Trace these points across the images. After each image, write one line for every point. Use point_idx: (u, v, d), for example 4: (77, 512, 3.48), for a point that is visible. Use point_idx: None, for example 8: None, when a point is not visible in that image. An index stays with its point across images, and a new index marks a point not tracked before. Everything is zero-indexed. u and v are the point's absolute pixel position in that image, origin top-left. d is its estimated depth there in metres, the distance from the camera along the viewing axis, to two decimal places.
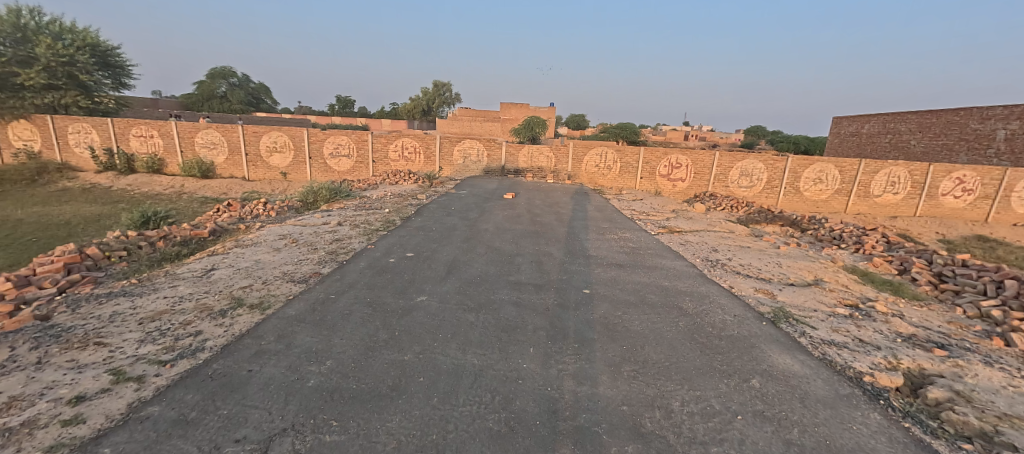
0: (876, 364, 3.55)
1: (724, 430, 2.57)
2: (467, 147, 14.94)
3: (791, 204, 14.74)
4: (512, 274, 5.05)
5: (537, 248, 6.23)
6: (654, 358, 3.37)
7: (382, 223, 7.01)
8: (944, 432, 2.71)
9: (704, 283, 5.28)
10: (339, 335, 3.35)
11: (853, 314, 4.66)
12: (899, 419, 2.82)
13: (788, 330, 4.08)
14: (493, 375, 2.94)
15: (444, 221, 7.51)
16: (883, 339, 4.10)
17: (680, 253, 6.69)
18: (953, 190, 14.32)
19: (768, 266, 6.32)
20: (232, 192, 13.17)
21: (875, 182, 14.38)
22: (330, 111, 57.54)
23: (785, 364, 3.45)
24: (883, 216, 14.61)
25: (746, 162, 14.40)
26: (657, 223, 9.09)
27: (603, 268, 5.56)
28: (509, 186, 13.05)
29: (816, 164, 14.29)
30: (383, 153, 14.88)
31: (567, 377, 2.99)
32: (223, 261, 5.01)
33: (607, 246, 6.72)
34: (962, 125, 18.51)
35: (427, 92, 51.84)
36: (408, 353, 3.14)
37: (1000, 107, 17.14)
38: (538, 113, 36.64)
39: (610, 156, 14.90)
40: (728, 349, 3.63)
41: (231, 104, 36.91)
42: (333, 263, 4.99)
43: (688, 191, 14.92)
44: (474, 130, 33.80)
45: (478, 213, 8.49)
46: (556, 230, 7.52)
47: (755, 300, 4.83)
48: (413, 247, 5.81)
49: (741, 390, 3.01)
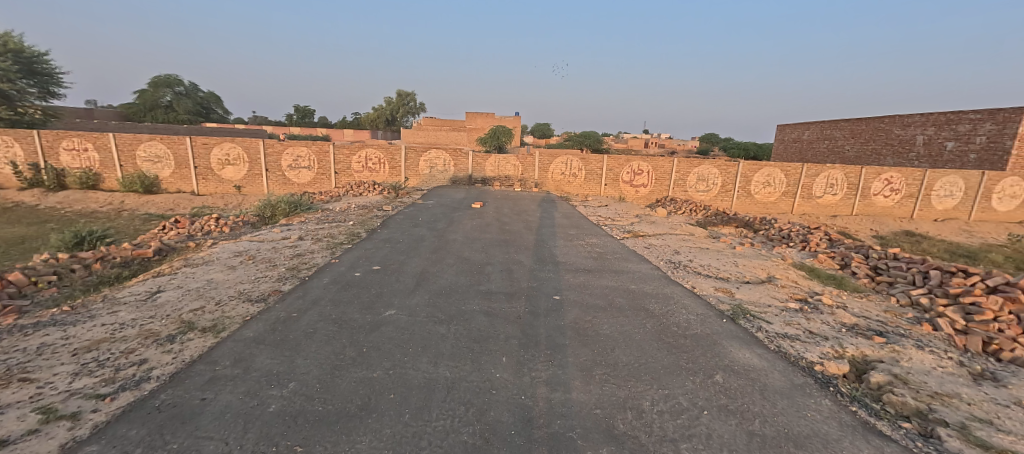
0: (825, 353, 3.80)
1: (693, 426, 2.66)
2: (434, 158, 14.83)
3: (744, 206, 15.68)
4: (483, 284, 5.00)
5: (507, 257, 6.23)
6: (624, 360, 3.44)
7: (346, 236, 6.76)
8: (886, 413, 2.94)
9: (668, 285, 5.46)
10: (303, 355, 3.18)
11: (803, 308, 4.99)
12: (847, 403, 3.03)
13: (747, 326, 4.29)
14: (467, 387, 2.89)
15: (412, 232, 7.37)
16: (829, 329, 4.41)
17: (644, 256, 6.92)
18: (882, 190, 15.74)
19: (726, 266, 6.63)
20: (180, 208, 12.28)
21: (816, 184, 15.57)
22: (290, 122, 55.68)
23: (745, 358, 3.62)
24: (825, 215, 15.82)
25: (702, 168, 15.23)
26: (622, 228, 9.36)
27: (572, 274, 5.65)
28: (477, 195, 13.03)
29: (764, 168, 15.30)
30: (347, 163, 14.42)
31: (542, 385, 2.98)
32: (172, 282, 4.64)
33: (576, 252, 6.85)
34: (888, 131, 20.50)
35: (391, 101, 51.31)
36: (377, 370, 3.02)
37: (917, 115, 19.17)
38: (503, 122, 37.03)
39: (575, 164, 15.22)
40: (694, 348, 3.76)
41: (177, 114, 34.75)
42: (294, 280, 4.75)
43: (650, 196, 15.50)
44: (439, 140, 33.47)
45: (446, 223, 8.40)
46: (526, 237, 7.60)
47: (715, 298, 5.06)
48: (379, 260, 5.64)
49: (706, 386, 3.13)
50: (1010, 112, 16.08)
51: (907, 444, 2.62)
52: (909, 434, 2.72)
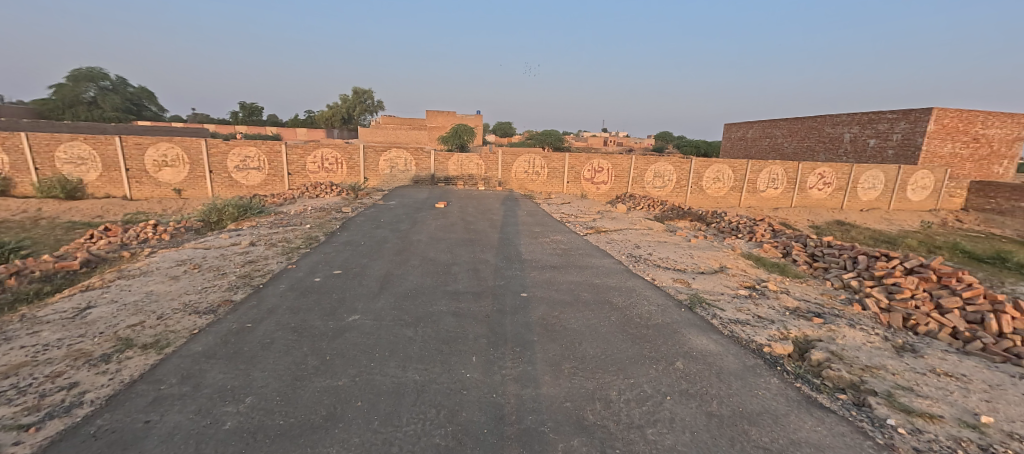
0: (772, 335, 4.09)
1: (658, 411, 2.77)
2: (394, 157, 14.46)
3: (697, 201, 16.52)
4: (450, 284, 4.94)
5: (473, 256, 6.19)
6: (591, 353, 3.53)
7: (302, 240, 6.44)
8: (826, 387, 3.22)
9: (630, 278, 5.66)
10: (260, 367, 2.99)
11: (752, 294, 5.33)
12: (793, 380, 3.28)
13: (703, 314, 4.53)
14: (437, 389, 2.84)
15: (373, 234, 7.15)
16: (775, 313, 4.74)
17: (607, 251, 7.12)
18: (817, 184, 17.11)
19: (683, 258, 6.96)
20: (110, 214, 11.19)
21: (760, 179, 16.67)
22: (234, 120, 52.20)
23: (703, 344, 3.82)
24: (768, 208, 16.98)
25: (658, 165, 15.87)
26: (585, 224, 9.57)
27: (538, 270, 5.71)
28: (440, 194, 12.84)
29: (714, 165, 16.20)
30: (300, 164, 13.75)
31: (512, 382, 3.00)
32: (104, 296, 4.22)
33: (541, 249, 6.93)
34: (820, 130, 22.31)
35: (346, 99, 49.36)
36: (342, 378, 2.91)
37: (844, 115, 20.99)
38: (464, 120, 36.76)
39: (538, 163, 15.36)
40: (656, 337, 3.92)
41: (103, 111, 31.61)
42: (247, 288, 4.47)
43: (610, 193, 15.95)
44: (399, 138, 32.64)
45: (409, 223, 8.22)
46: (491, 236, 7.59)
47: (674, 289, 5.30)
48: (340, 263, 5.42)
49: (669, 373, 3.27)
50: (920, 112, 17.98)
51: (844, 414, 2.88)
52: (846, 405, 2.99)
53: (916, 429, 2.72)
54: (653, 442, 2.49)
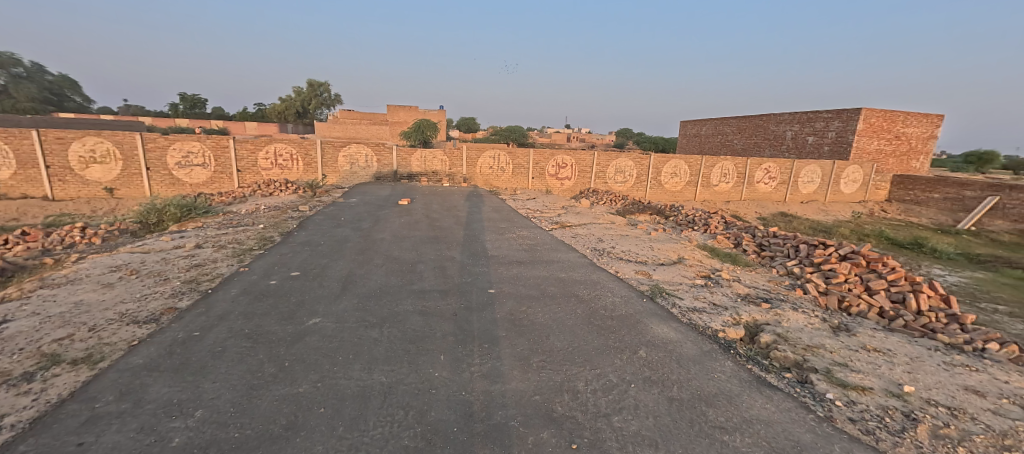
0: (725, 321, 4.33)
1: (623, 399, 2.86)
2: (354, 153, 13.97)
3: (656, 196, 17.16)
4: (415, 283, 4.84)
5: (438, 253, 6.10)
6: (558, 346, 3.57)
7: (256, 241, 6.08)
8: (773, 367, 3.45)
9: (594, 271, 5.78)
10: (211, 378, 2.80)
11: (707, 283, 5.62)
12: (745, 362, 3.49)
13: (663, 303, 4.72)
14: (405, 390, 2.78)
15: (334, 233, 6.88)
16: (728, 300, 5.02)
17: (572, 245, 7.25)
18: (764, 178, 18.24)
19: (644, 250, 7.21)
20: (28, 217, 10.05)
21: (713, 174, 17.55)
22: (174, 112, 48.34)
23: (664, 332, 3.97)
24: (721, 201, 17.92)
25: (619, 161, 16.31)
26: (550, 219, 9.67)
27: (505, 266, 5.72)
28: (403, 191, 12.55)
29: (671, 160, 16.88)
30: (251, 160, 12.97)
31: (480, 378, 2.98)
32: (24, 308, 3.78)
33: (507, 244, 6.94)
34: (765, 128, 23.76)
35: (300, 92, 46.98)
36: (303, 384, 2.78)
37: (786, 114, 22.47)
38: (426, 116, 36.02)
39: (503, 158, 15.34)
40: (620, 327, 4.04)
41: (17, 101, 28.19)
42: (194, 294, 4.17)
43: (574, 188, 16.24)
44: (359, 134, 31.55)
45: (371, 221, 7.97)
46: (456, 233, 7.51)
47: (636, 280, 5.48)
48: (298, 264, 5.17)
49: (633, 362, 3.38)
50: (851, 111, 19.56)
51: (790, 391, 3.09)
52: (791, 382, 3.22)
53: (850, 401, 2.97)
54: (619, 429, 2.56)
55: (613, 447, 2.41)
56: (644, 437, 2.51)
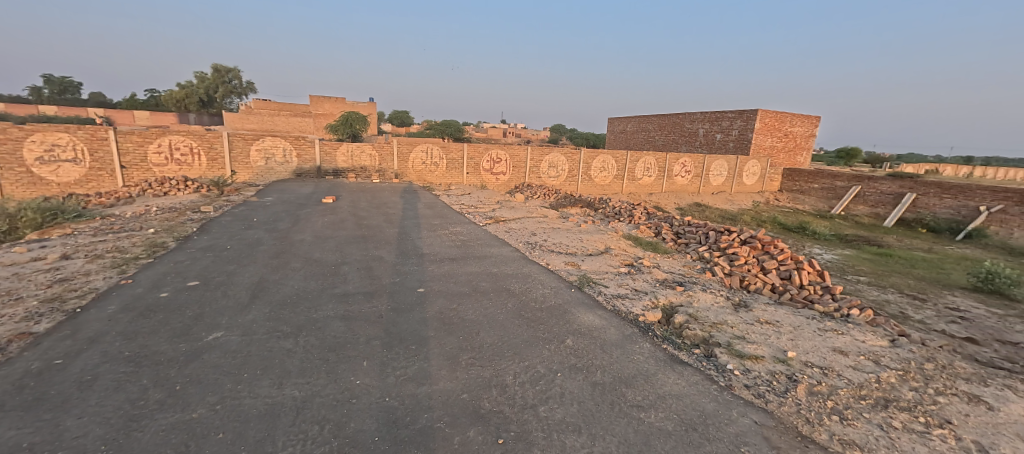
0: (645, 305, 4.65)
1: (549, 389, 2.93)
2: (269, 146, 12.82)
3: (587, 189, 17.93)
4: (338, 286, 4.57)
5: (365, 254, 5.81)
6: (488, 341, 3.58)
7: (143, 248, 5.33)
8: (684, 344, 3.77)
9: (526, 264, 5.88)
10: (76, 413, 2.40)
11: (631, 271, 5.98)
12: (660, 342, 3.77)
13: (590, 292, 4.94)
14: (322, 403, 2.61)
15: (243, 235, 6.26)
16: (648, 285, 5.39)
17: (506, 239, 7.31)
18: (681, 172, 19.82)
19: (574, 242, 7.49)
20: None
21: (637, 169, 18.72)
22: (38, 98, 40.80)
23: (590, 320, 4.16)
24: (645, 193, 19.18)
25: (551, 156, 16.77)
26: (484, 214, 9.67)
27: (437, 264, 5.60)
28: (328, 188, 11.78)
29: (600, 156, 17.71)
30: (140, 155, 11.32)
31: (406, 382, 2.89)
32: None
33: (440, 241, 6.82)
34: (681, 125, 25.84)
35: (204, 78, 42.05)
36: (199, 408, 2.49)
37: (699, 113, 24.60)
38: (354, 108, 34.17)
39: (436, 153, 14.95)
40: (548, 318, 4.15)
41: None
42: (57, 315, 3.54)
43: (509, 183, 16.39)
44: (277, 126, 29.05)
45: (290, 222, 7.38)
46: (386, 231, 7.21)
47: (565, 271, 5.67)
48: (198, 273, 4.63)
49: (559, 351, 3.49)
50: (750, 112, 21.89)
51: (697, 365, 3.39)
52: (699, 357, 3.54)
53: (746, 369, 3.33)
54: (545, 418, 2.63)
55: (538, 437, 2.46)
56: (568, 423, 2.60)
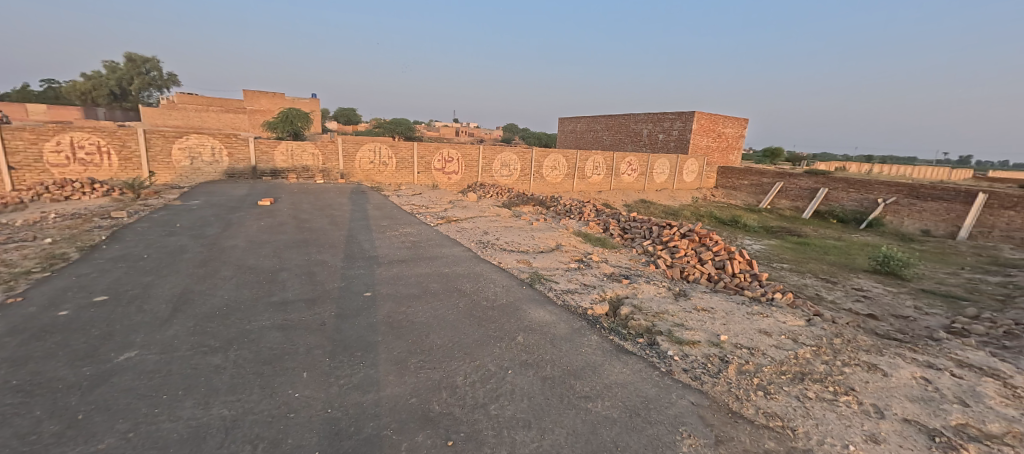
0: (594, 298, 4.80)
1: (500, 387, 2.95)
2: (195, 145, 11.79)
3: (539, 187, 18.20)
4: (275, 294, 4.29)
5: (306, 258, 5.51)
6: (438, 343, 3.53)
7: (38, 261, 4.70)
8: (629, 334, 3.95)
9: (478, 264, 5.86)
10: None
11: (580, 266, 6.15)
12: (607, 334, 3.91)
13: (541, 288, 5.02)
14: (255, 421, 2.44)
15: (164, 243, 5.71)
16: (597, 279, 5.58)
17: (458, 239, 7.24)
18: (627, 170, 20.67)
19: (526, 240, 7.57)
20: None
21: (586, 167, 19.28)
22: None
23: (541, 316, 4.23)
24: (594, 191, 19.82)
25: (503, 155, 16.86)
26: (435, 214, 9.51)
27: (385, 266, 5.43)
28: (265, 190, 11.04)
29: (551, 155, 18.05)
30: (35, 154, 9.93)
31: (350, 391, 2.78)
32: None
33: (389, 243, 6.62)
34: (627, 126, 26.95)
35: (116, 68, 37.79)
36: (108, 437, 2.25)
37: (643, 114, 25.79)
38: (294, 105, 32.24)
39: (385, 152, 14.48)
40: (500, 316, 4.16)
41: None
42: None
43: (461, 182, 16.25)
44: (206, 123, 26.76)
45: (220, 226, 6.83)
46: (330, 234, 6.88)
47: (517, 269, 5.72)
48: (108, 286, 4.17)
49: (510, 348, 3.51)
50: (689, 113, 23.27)
51: (641, 354, 3.56)
52: (642, 345, 3.71)
53: (684, 354, 3.55)
54: (495, 416, 2.64)
55: (489, 435, 2.47)
56: (519, 419, 2.62)
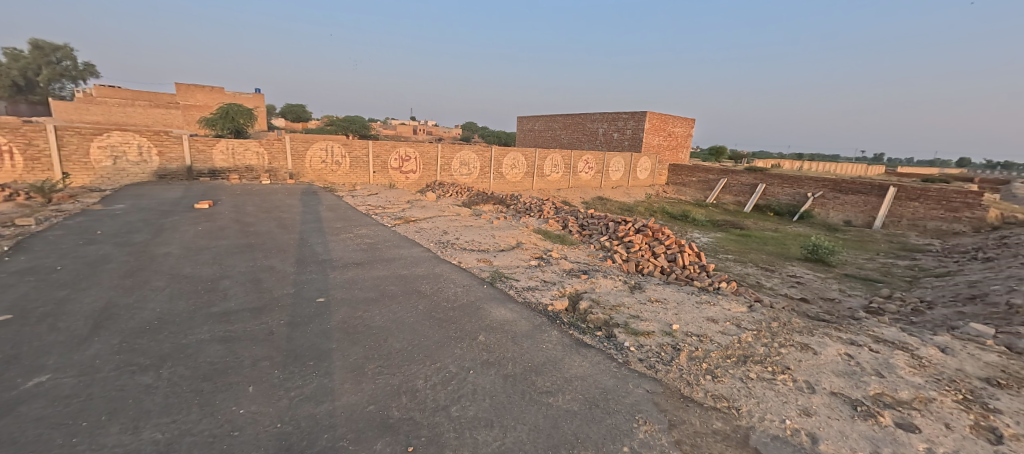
0: (554, 295, 4.89)
1: (461, 388, 2.93)
2: (118, 143, 10.77)
3: (499, 186, 18.23)
4: (217, 304, 4.02)
5: (251, 265, 5.20)
6: (397, 347, 3.46)
7: None
8: (588, 328, 4.06)
9: (438, 264, 5.78)
10: None
11: (540, 263, 6.23)
12: (567, 329, 4.00)
13: (502, 287, 5.04)
14: (194, 442, 2.28)
15: (83, 252, 5.17)
16: (556, 276, 5.68)
17: (416, 240, 7.11)
18: (585, 168, 21.16)
19: (486, 239, 7.56)
20: None
21: (545, 166, 19.55)
22: None
23: (502, 314, 4.24)
24: (553, 189, 20.13)
25: (462, 153, 16.73)
26: (393, 215, 9.27)
27: (339, 270, 5.23)
28: (204, 192, 10.28)
29: (510, 153, 18.15)
30: None
31: (303, 403, 2.66)
32: None
33: (344, 245, 6.39)
34: (583, 125, 27.59)
35: (20, 57, 33.70)
36: None
37: (598, 114, 26.52)
38: (236, 100, 30.22)
39: (337, 150, 13.92)
40: (460, 317, 4.13)
41: None
42: None
43: (420, 182, 15.96)
44: (134, 119, 24.49)
45: (151, 232, 6.29)
46: (278, 237, 6.53)
47: (478, 268, 5.71)
48: (15, 304, 3.72)
49: (472, 348, 3.50)
50: (641, 113, 24.18)
51: (599, 346, 3.67)
52: (600, 338, 3.83)
53: (639, 344, 3.70)
54: (457, 417, 2.63)
55: (450, 437, 2.45)
56: (481, 419, 2.63)
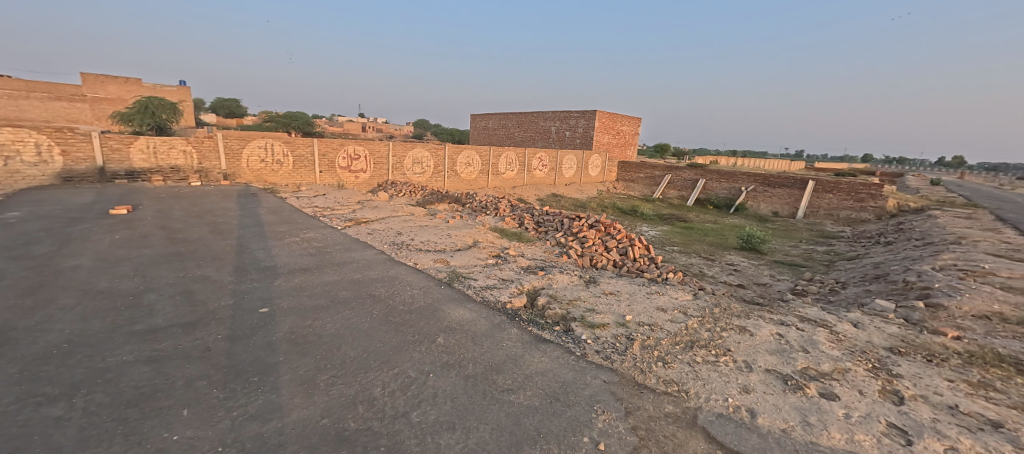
0: (512, 292, 4.91)
1: (421, 392, 2.86)
2: (9, 140, 9.49)
3: (454, 184, 18.01)
4: (142, 320, 3.64)
5: (182, 275, 4.76)
6: (351, 355, 3.31)
7: None
8: (546, 323, 4.11)
9: (393, 266, 5.61)
10: None
11: (498, 261, 6.23)
12: (526, 325, 4.03)
13: (460, 287, 4.99)
14: None
15: None
16: (514, 273, 5.70)
17: (369, 242, 6.85)
18: (539, 165, 21.43)
19: (442, 239, 7.45)
20: None
21: (500, 163, 19.59)
22: None
23: (460, 314, 4.19)
24: (508, 187, 20.22)
25: (415, 152, 16.35)
26: (343, 216, 8.88)
27: (285, 277, 4.92)
28: (121, 195, 9.27)
29: (464, 151, 17.99)
30: None
31: (247, 422, 2.48)
32: None
33: (290, 250, 6.03)
34: (535, 122, 27.92)
35: None
36: None
37: (550, 112, 26.93)
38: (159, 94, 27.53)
39: (279, 149, 13.10)
40: (418, 320, 4.03)
41: None
42: None
43: (371, 181, 15.41)
44: None
45: (58, 243, 5.58)
46: (214, 244, 6.04)
47: (435, 269, 5.60)
48: None
49: (431, 351, 3.43)
50: (592, 111, 24.86)
51: (558, 341, 3.73)
52: (559, 333, 3.90)
53: (595, 337, 3.81)
54: (417, 423, 2.56)
55: (411, 445, 2.39)
56: (442, 422, 2.58)
